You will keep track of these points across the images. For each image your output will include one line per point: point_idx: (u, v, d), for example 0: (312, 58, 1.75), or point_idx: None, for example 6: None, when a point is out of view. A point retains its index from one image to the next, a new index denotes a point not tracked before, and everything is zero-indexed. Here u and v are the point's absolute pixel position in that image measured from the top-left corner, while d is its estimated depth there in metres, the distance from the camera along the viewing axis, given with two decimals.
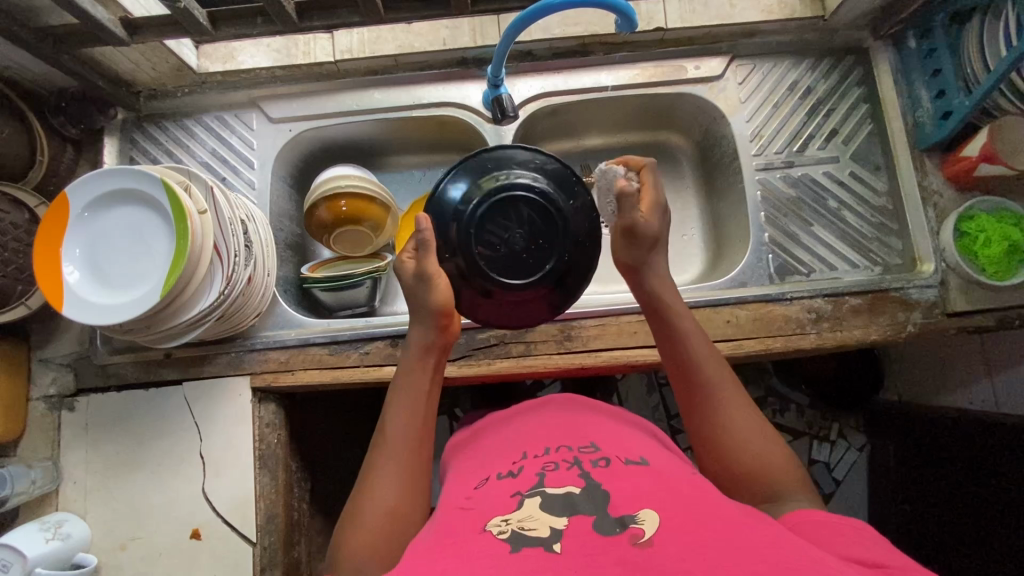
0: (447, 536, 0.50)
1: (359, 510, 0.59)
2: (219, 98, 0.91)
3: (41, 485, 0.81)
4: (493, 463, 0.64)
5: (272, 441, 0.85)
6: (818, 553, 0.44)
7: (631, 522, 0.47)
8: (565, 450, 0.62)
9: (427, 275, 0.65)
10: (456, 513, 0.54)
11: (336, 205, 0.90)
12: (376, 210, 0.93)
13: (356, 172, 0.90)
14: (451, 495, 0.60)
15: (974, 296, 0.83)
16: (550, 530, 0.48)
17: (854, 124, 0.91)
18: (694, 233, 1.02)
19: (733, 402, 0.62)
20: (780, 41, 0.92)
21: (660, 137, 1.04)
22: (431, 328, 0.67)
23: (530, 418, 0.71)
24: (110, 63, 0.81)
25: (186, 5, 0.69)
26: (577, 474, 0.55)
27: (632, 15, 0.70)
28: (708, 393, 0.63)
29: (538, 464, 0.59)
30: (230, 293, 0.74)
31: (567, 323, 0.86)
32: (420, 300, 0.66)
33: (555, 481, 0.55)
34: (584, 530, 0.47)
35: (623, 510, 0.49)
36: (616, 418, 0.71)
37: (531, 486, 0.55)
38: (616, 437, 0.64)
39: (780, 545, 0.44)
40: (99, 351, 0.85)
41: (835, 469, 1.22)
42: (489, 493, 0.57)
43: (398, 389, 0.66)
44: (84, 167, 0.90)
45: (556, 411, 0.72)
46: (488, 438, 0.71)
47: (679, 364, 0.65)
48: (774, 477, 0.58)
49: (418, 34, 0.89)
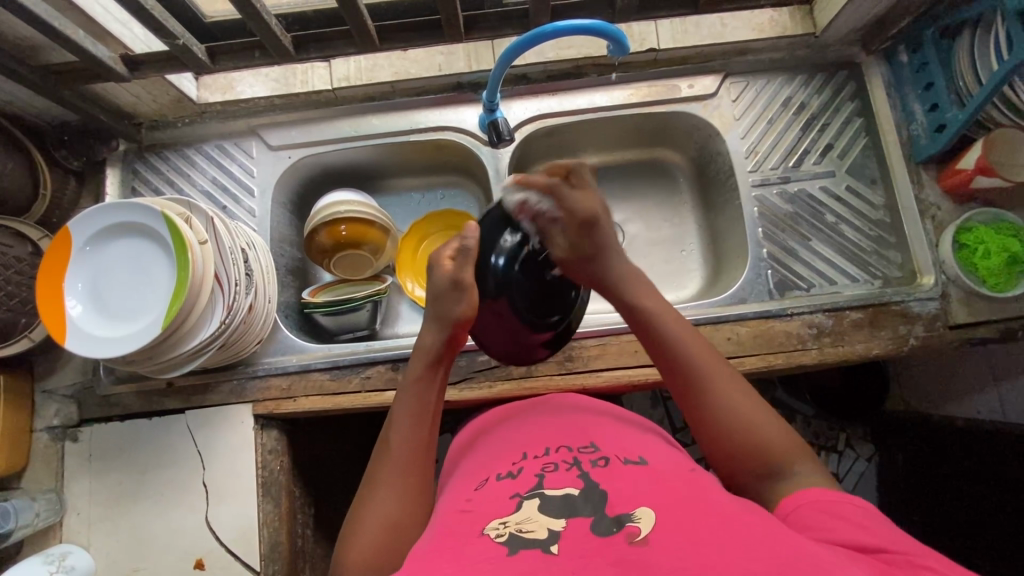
0: (446, 538, 0.50)
1: (359, 523, 0.58)
2: (219, 127, 0.93)
3: (44, 517, 0.81)
4: (494, 463, 0.64)
5: (275, 468, 0.85)
6: (818, 548, 0.42)
7: (627, 521, 0.47)
8: (565, 450, 0.61)
9: (461, 283, 0.68)
10: (456, 516, 0.54)
11: (337, 228, 0.90)
12: (380, 230, 0.93)
13: (357, 197, 0.91)
14: (453, 496, 0.60)
15: (976, 308, 0.83)
16: (548, 532, 0.48)
17: (848, 137, 0.92)
18: (693, 249, 1.03)
19: (724, 379, 0.61)
20: (771, 58, 0.93)
21: (656, 154, 1.04)
22: (444, 336, 0.68)
23: (532, 419, 0.71)
24: (112, 97, 0.83)
25: (185, 41, 0.70)
26: (576, 475, 0.56)
27: (623, 39, 0.71)
28: (697, 373, 0.61)
29: (538, 464, 0.59)
30: (232, 321, 0.75)
31: (568, 343, 0.86)
32: (446, 307, 0.69)
33: (555, 482, 0.55)
34: (582, 531, 0.47)
35: (619, 509, 0.49)
36: (620, 418, 0.71)
37: (530, 487, 0.55)
38: (618, 435, 0.64)
39: (777, 537, 0.43)
40: (103, 381, 0.86)
41: (845, 480, 1.20)
42: (489, 493, 0.57)
43: (400, 397, 0.67)
44: (86, 199, 0.91)
45: (557, 411, 0.72)
46: (488, 436, 0.72)
47: (662, 351, 0.64)
48: (773, 451, 0.56)
49: (413, 61, 0.91)
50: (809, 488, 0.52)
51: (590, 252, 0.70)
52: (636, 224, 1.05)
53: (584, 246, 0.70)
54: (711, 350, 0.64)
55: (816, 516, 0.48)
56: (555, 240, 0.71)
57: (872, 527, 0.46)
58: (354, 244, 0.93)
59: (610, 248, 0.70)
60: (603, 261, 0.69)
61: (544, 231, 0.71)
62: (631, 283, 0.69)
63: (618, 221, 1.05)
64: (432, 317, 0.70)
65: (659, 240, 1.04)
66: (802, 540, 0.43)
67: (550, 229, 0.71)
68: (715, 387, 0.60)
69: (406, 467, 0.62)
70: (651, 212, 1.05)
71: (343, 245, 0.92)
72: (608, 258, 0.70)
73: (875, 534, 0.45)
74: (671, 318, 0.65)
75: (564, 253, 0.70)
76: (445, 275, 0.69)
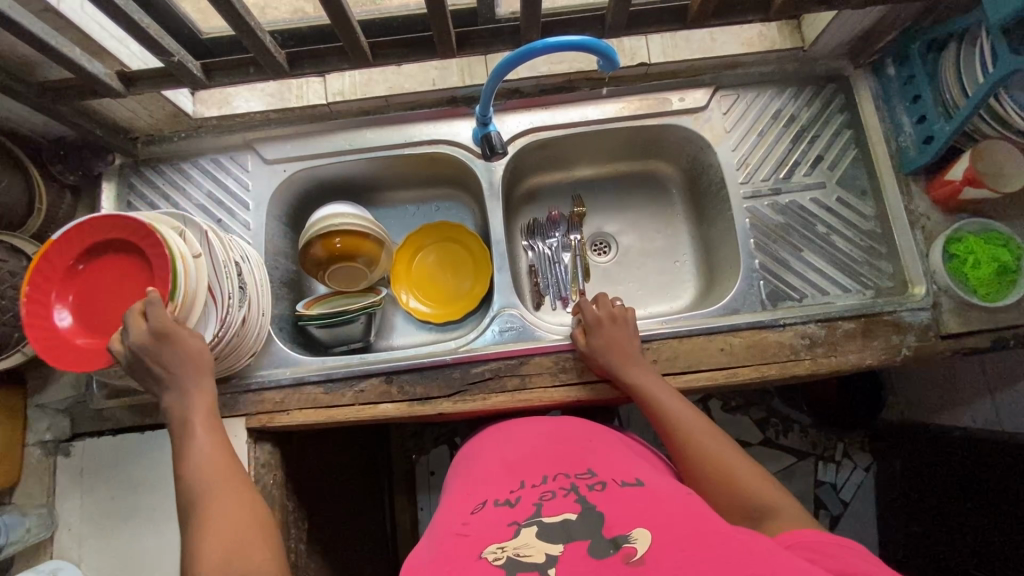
0: (443, 566, 0.50)
1: (202, 522, 0.61)
2: (215, 141, 0.93)
3: (36, 532, 0.80)
4: (491, 489, 0.63)
5: (268, 482, 0.85)
6: (807, 565, 0.44)
7: (624, 541, 0.48)
8: (562, 477, 0.61)
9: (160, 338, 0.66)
10: (454, 542, 0.54)
11: (92, 258, 0.71)
12: (108, 266, 0.72)
13: (123, 220, 0.68)
14: (448, 523, 0.60)
15: (967, 318, 0.83)
16: (546, 556, 0.48)
17: (838, 149, 0.93)
18: (686, 259, 1.03)
19: (734, 459, 0.67)
20: (761, 72, 0.94)
21: (649, 166, 1.05)
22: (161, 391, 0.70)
23: (523, 439, 0.72)
24: (108, 112, 0.84)
25: (180, 58, 0.71)
26: (573, 501, 0.55)
27: (613, 55, 0.72)
28: (712, 456, 0.68)
29: (535, 492, 0.59)
30: (224, 336, 0.75)
31: (561, 354, 0.86)
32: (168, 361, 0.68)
33: (553, 509, 0.55)
34: (579, 554, 0.47)
35: (617, 530, 0.49)
36: (622, 442, 0.72)
37: (528, 515, 0.55)
38: (613, 461, 0.64)
39: (774, 556, 0.44)
40: (96, 396, 0.85)
41: (842, 490, 1.21)
42: (488, 519, 0.56)
43: (195, 418, 0.70)
44: (82, 212, 0.92)
45: (552, 433, 0.72)
46: (483, 456, 0.72)
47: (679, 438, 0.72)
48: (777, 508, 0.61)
49: (408, 75, 0.93)
50: (801, 529, 0.54)
51: (607, 345, 0.81)
52: (630, 235, 1.06)
53: (599, 342, 0.82)
54: (721, 435, 0.71)
55: (819, 551, 0.50)
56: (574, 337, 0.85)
57: (863, 561, 0.47)
58: (99, 291, 0.71)
59: (626, 346, 0.81)
60: (624, 354, 0.81)
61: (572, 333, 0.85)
62: (651, 379, 0.79)
63: (612, 232, 1.06)
64: (195, 373, 0.70)
65: (653, 251, 1.04)
66: (795, 560, 0.44)
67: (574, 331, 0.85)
68: (721, 463, 0.67)
69: (218, 458, 0.67)
70: (643, 223, 1.06)
71: (77, 287, 0.71)
72: (624, 353, 0.81)
73: (856, 564, 0.47)
74: (679, 404, 0.75)
75: (580, 346, 0.84)
76: (142, 336, 0.66)
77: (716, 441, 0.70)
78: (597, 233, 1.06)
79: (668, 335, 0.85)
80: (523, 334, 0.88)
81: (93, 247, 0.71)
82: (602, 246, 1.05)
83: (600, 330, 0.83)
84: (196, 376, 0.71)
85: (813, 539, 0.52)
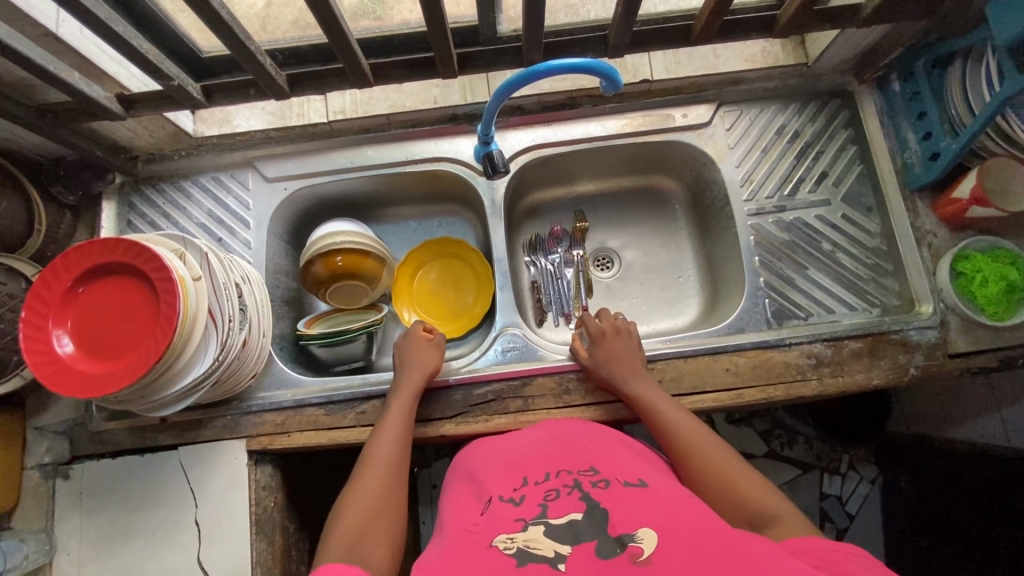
0: (452, 564, 0.50)
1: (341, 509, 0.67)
2: (215, 159, 0.93)
3: (35, 558, 0.79)
4: (493, 480, 0.62)
5: (269, 505, 0.84)
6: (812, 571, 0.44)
7: (630, 540, 0.48)
8: (565, 474, 0.60)
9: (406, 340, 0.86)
10: (463, 537, 0.54)
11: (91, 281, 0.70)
12: (108, 289, 0.70)
13: (121, 242, 0.68)
14: (454, 518, 0.60)
15: (976, 337, 0.82)
16: (555, 552, 0.49)
17: (843, 166, 0.92)
18: (690, 275, 1.02)
19: (742, 476, 0.65)
20: (764, 87, 0.94)
21: (651, 181, 1.05)
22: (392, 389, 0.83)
23: (523, 434, 0.71)
24: (108, 132, 0.83)
25: (180, 82, 0.71)
26: (578, 499, 0.55)
27: (614, 76, 0.71)
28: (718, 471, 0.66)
29: (539, 490, 0.58)
30: (224, 358, 0.74)
31: (564, 374, 0.85)
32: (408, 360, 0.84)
33: (559, 509, 0.54)
34: (587, 557, 0.47)
35: (622, 529, 0.49)
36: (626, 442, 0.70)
37: (534, 514, 0.54)
38: (616, 458, 0.63)
39: (778, 561, 0.44)
40: (95, 418, 0.85)
41: (848, 503, 1.18)
42: (493, 515, 0.56)
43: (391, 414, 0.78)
44: (82, 232, 0.91)
45: (554, 429, 0.71)
46: (484, 445, 0.71)
47: (686, 453, 0.70)
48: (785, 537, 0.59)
49: (409, 93, 0.92)
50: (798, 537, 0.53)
51: (607, 358, 0.81)
52: (633, 250, 1.05)
53: (598, 355, 0.82)
54: (731, 450, 0.69)
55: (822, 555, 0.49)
56: (575, 350, 0.85)
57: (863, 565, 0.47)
58: (98, 313, 0.69)
59: (629, 357, 0.81)
60: (625, 365, 0.80)
61: (573, 346, 0.86)
62: (655, 393, 0.77)
63: (615, 247, 1.06)
64: (417, 371, 0.82)
65: (655, 267, 1.04)
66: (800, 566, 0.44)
67: (575, 344, 0.86)
68: (729, 483, 0.65)
69: (393, 457, 0.73)
70: (646, 238, 1.05)
71: (74, 310, 0.70)
72: (625, 364, 0.80)
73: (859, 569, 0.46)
74: (685, 418, 0.73)
75: (582, 360, 0.83)
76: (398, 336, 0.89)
77: (725, 455, 0.68)
78: (600, 248, 1.05)
79: (673, 356, 0.84)
80: (525, 354, 0.88)
81: (93, 270, 0.70)
82: (604, 261, 1.05)
83: (602, 342, 0.83)
84: (411, 376, 0.82)
85: (810, 545, 0.51)
